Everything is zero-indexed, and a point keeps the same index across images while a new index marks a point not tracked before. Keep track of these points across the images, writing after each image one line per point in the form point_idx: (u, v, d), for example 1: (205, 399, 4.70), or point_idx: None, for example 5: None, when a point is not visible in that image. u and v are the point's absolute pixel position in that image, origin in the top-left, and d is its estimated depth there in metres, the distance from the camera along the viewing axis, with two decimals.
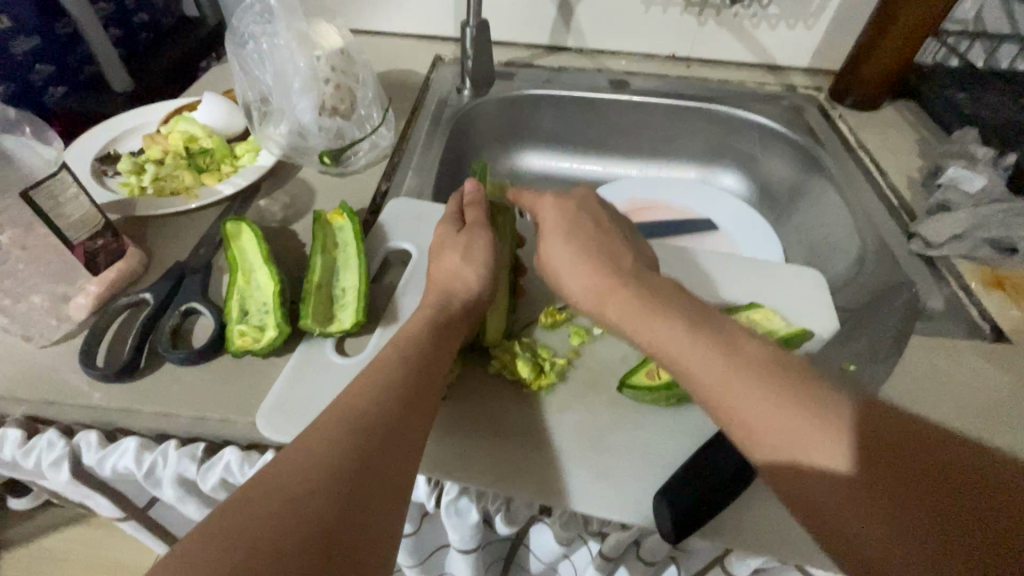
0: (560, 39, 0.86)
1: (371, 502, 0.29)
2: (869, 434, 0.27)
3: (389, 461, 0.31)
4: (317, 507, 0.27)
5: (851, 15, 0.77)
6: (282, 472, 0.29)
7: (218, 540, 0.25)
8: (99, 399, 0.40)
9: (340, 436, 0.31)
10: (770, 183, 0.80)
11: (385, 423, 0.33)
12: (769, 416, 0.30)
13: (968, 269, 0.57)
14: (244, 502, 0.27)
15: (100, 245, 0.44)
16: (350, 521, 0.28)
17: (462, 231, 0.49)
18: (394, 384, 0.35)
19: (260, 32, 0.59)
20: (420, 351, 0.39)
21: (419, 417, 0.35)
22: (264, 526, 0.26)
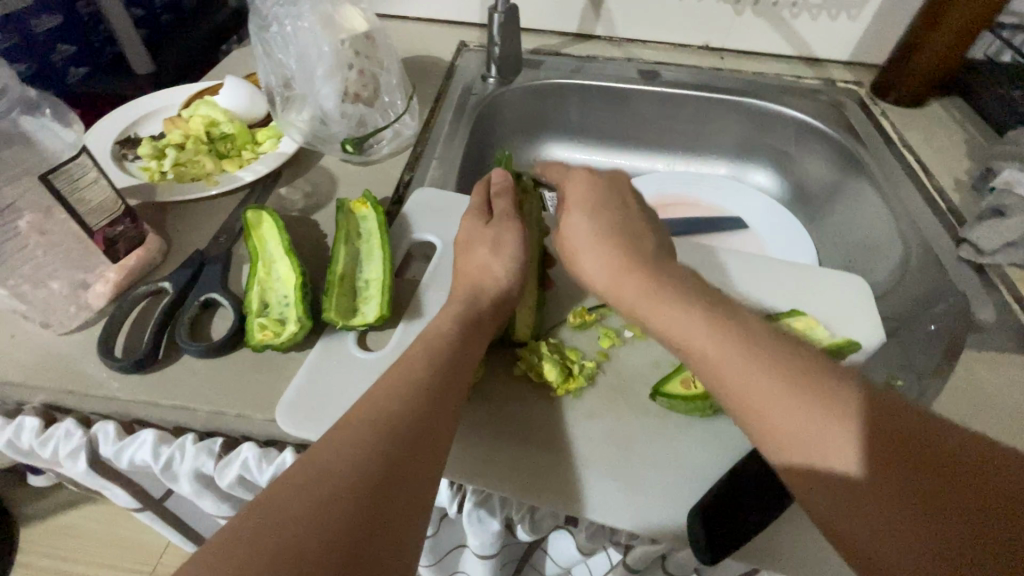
0: (589, 26, 0.83)
1: (388, 507, 0.27)
2: (890, 441, 0.27)
3: (413, 461, 0.30)
4: (345, 509, 0.26)
5: (899, 6, 0.73)
6: (304, 473, 0.27)
7: (241, 544, 0.24)
8: (118, 390, 0.39)
9: (364, 435, 0.30)
10: (805, 181, 0.76)
11: (409, 422, 0.31)
12: (787, 425, 0.30)
13: (1021, 278, 0.54)
14: (267, 502, 0.26)
15: (119, 231, 0.43)
16: (366, 525, 0.26)
17: (489, 225, 0.47)
18: (421, 381, 0.34)
19: (284, 14, 0.56)
20: (447, 347, 0.37)
21: (445, 415, 0.33)
22: (289, 530, 0.24)
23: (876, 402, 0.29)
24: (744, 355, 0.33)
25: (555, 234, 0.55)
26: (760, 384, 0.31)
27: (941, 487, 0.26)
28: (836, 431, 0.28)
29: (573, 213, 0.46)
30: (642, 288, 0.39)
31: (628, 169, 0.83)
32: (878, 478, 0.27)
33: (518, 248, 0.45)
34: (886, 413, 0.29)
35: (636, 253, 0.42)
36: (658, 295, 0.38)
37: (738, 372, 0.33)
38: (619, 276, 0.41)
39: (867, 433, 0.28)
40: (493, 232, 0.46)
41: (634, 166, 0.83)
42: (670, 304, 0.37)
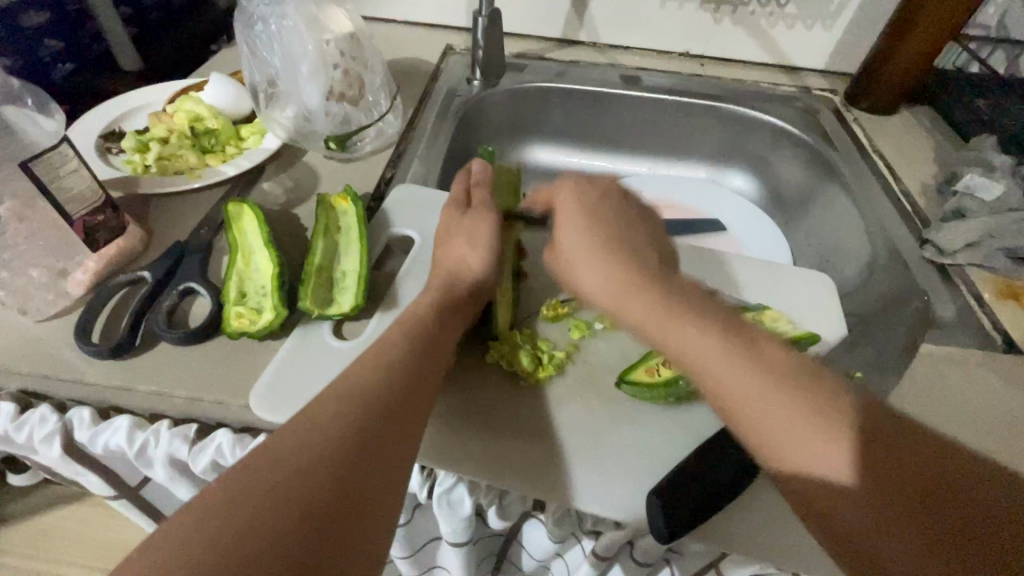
0: (573, 32, 0.85)
1: (371, 478, 0.29)
2: (888, 466, 0.28)
3: (391, 440, 0.31)
4: (325, 485, 0.27)
5: (871, 16, 0.75)
6: (284, 445, 0.29)
7: (220, 514, 0.25)
8: (94, 376, 0.40)
9: (343, 412, 0.31)
10: (781, 185, 0.78)
11: (388, 401, 0.32)
12: (790, 444, 0.30)
13: (982, 278, 0.55)
14: (248, 474, 0.27)
15: (100, 221, 0.44)
16: (351, 496, 0.28)
17: (464, 215, 0.48)
18: (402, 362, 0.35)
19: (269, 13, 0.59)
20: (424, 331, 0.38)
21: (423, 394, 0.35)
22: (270, 502, 0.26)
23: (873, 421, 0.29)
24: (757, 381, 0.32)
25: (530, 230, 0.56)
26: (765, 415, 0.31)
27: (933, 510, 0.27)
28: (837, 454, 0.29)
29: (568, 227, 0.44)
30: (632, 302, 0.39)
31: (608, 172, 0.85)
32: (874, 494, 0.28)
33: (494, 236, 0.46)
34: (888, 434, 0.29)
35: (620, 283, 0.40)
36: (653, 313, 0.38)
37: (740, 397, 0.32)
38: (617, 291, 0.40)
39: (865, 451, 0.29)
40: (470, 225, 0.47)
41: (615, 169, 0.85)
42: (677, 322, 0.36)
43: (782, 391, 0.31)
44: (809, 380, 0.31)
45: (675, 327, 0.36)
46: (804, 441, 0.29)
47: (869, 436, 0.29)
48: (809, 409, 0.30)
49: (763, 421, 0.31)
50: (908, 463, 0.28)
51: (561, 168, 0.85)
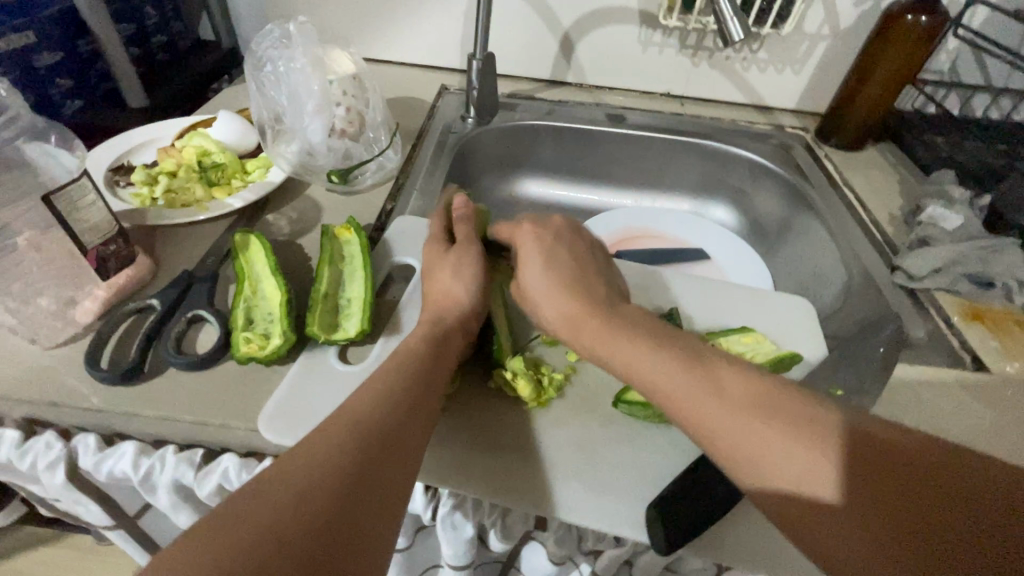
0: (561, 73, 0.90)
1: (371, 504, 0.30)
2: (863, 481, 0.28)
3: (389, 465, 0.32)
4: (325, 507, 0.28)
5: (836, 61, 0.82)
6: (285, 470, 0.29)
7: (224, 533, 0.26)
8: (101, 402, 0.40)
9: (343, 438, 0.32)
10: (760, 216, 0.83)
11: (387, 429, 0.34)
12: (755, 458, 0.31)
13: (949, 302, 0.59)
14: (249, 497, 0.28)
15: (112, 250, 0.45)
16: (351, 521, 0.29)
17: (448, 250, 0.50)
18: (397, 392, 0.36)
19: (277, 56, 0.62)
20: (422, 361, 0.40)
21: (421, 421, 0.36)
22: (272, 523, 0.26)
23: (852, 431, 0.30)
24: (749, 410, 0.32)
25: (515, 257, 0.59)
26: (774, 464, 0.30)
27: (925, 520, 0.26)
28: (818, 469, 0.29)
29: (541, 287, 0.45)
30: (627, 362, 0.38)
31: (597, 205, 0.89)
32: (851, 507, 0.28)
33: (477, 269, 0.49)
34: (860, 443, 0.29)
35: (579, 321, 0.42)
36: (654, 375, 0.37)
37: (728, 431, 0.32)
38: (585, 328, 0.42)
39: (843, 465, 0.29)
40: (455, 258, 0.49)
41: (603, 202, 0.89)
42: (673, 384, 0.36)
43: (763, 403, 0.32)
44: (767, 393, 0.33)
45: (642, 356, 0.38)
46: (775, 464, 0.30)
47: (853, 458, 0.29)
48: (786, 426, 0.31)
49: (720, 428, 0.33)
50: (882, 474, 0.28)
51: (552, 201, 0.89)
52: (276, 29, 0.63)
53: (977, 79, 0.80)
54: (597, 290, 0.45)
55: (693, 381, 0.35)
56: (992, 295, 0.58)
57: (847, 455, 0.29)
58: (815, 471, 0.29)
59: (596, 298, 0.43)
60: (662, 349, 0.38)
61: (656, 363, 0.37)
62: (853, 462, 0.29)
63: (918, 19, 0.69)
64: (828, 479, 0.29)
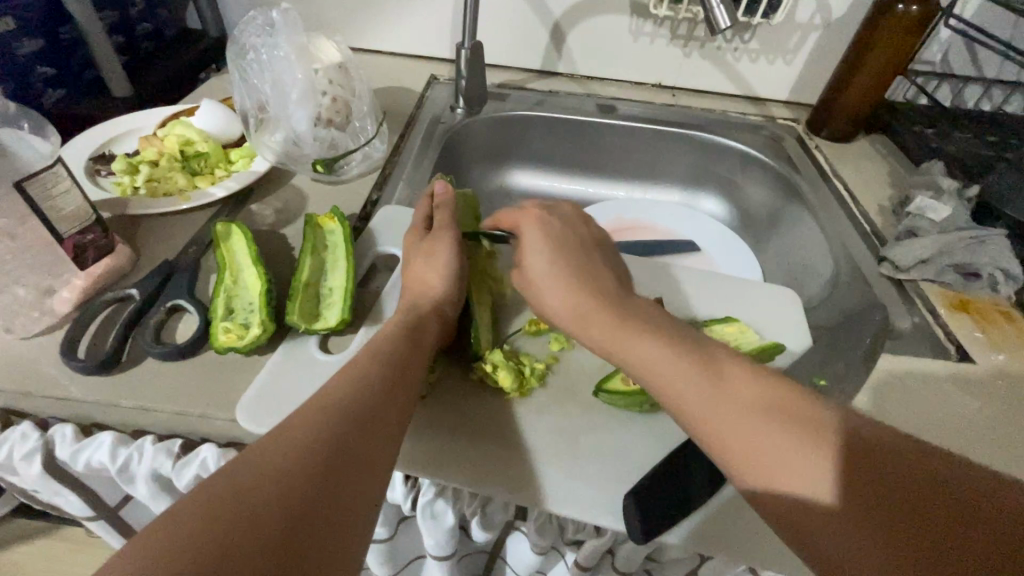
0: (552, 64, 0.89)
1: (344, 487, 0.30)
2: (878, 492, 0.28)
3: (365, 452, 0.32)
4: (302, 495, 0.28)
5: (827, 51, 0.81)
6: (257, 458, 0.29)
7: (194, 521, 0.25)
8: (77, 392, 0.40)
9: (315, 427, 0.31)
10: (750, 208, 0.83)
11: (364, 416, 0.33)
12: (756, 458, 0.31)
13: (935, 292, 0.59)
14: (220, 486, 0.27)
15: (89, 240, 0.44)
16: (325, 506, 0.28)
17: (427, 237, 0.50)
18: (371, 377, 0.36)
19: (260, 44, 0.61)
20: (398, 350, 0.39)
21: (398, 409, 0.36)
22: (246, 511, 0.26)
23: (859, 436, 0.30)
24: (750, 412, 0.32)
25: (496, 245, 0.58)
26: (770, 460, 0.30)
27: (925, 518, 0.26)
28: (816, 472, 0.29)
29: (546, 289, 0.43)
30: (628, 354, 0.38)
31: (588, 197, 0.89)
32: (858, 516, 0.28)
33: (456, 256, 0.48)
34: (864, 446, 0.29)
35: (583, 313, 0.41)
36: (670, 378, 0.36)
37: (735, 430, 0.32)
38: (591, 320, 0.41)
39: (847, 470, 0.29)
40: (429, 246, 0.49)
41: (593, 193, 0.89)
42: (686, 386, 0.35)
43: (768, 407, 0.32)
44: (774, 396, 0.33)
45: (652, 358, 0.37)
46: (773, 464, 0.30)
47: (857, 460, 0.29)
48: (788, 426, 0.31)
49: (722, 429, 0.33)
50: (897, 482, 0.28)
51: (543, 193, 0.89)
52: (259, 17, 0.62)
53: (969, 70, 0.80)
54: (602, 280, 0.43)
55: (706, 384, 0.34)
56: (979, 286, 0.58)
57: (846, 457, 0.29)
58: (811, 471, 0.29)
59: (609, 299, 0.41)
60: (671, 350, 0.37)
61: (662, 362, 0.37)
62: (861, 470, 0.29)
63: (909, 8, 0.68)
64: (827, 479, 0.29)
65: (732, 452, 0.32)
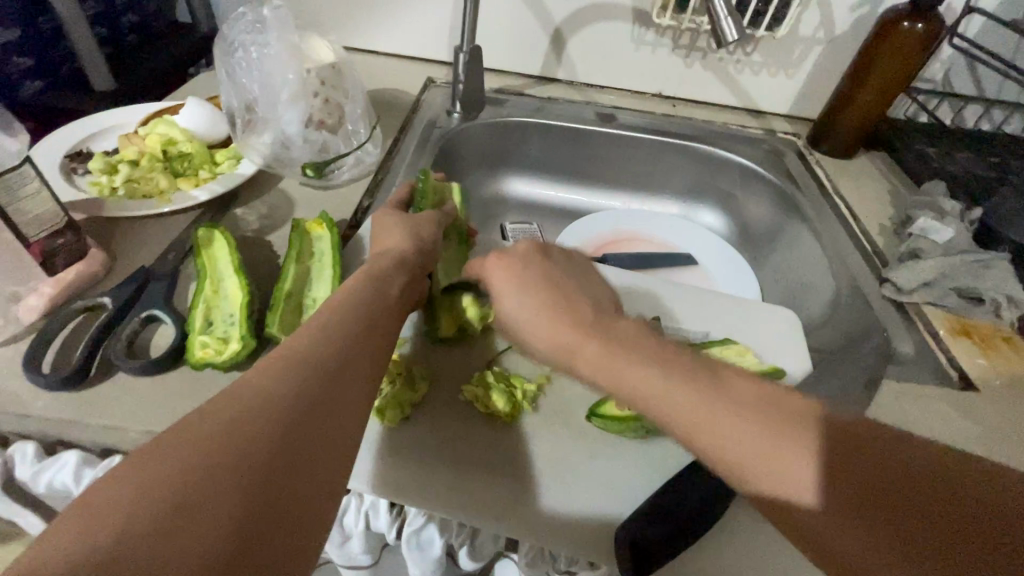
0: (551, 70, 0.88)
1: (320, 437, 0.28)
2: (848, 488, 0.26)
3: (327, 427, 0.29)
4: (235, 493, 0.24)
5: (830, 65, 0.80)
6: (205, 422, 0.26)
7: (134, 481, 0.23)
8: (40, 408, 0.37)
9: (290, 374, 0.29)
10: (749, 222, 0.81)
11: (309, 397, 0.29)
12: (732, 453, 0.29)
13: (937, 316, 0.58)
14: (139, 471, 0.23)
15: (60, 244, 0.42)
16: (299, 457, 0.27)
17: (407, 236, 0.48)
18: (348, 331, 0.34)
19: (250, 41, 0.59)
20: (350, 328, 0.34)
21: (353, 387, 0.31)
22: (161, 510, 0.22)
23: (840, 432, 0.28)
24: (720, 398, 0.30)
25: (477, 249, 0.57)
26: (758, 450, 0.28)
27: (920, 518, 0.25)
28: (800, 472, 0.27)
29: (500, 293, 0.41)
30: (606, 360, 0.34)
31: (585, 206, 0.87)
32: (841, 506, 0.26)
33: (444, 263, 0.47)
34: (841, 440, 0.28)
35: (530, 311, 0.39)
36: (664, 391, 0.32)
37: (699, 422, 0.30)
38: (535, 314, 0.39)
39: (831, 460, 0.27)
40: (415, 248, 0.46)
41: (590, 203, 0.87)
42: (677, 406, 0.31)
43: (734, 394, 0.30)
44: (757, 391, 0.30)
45: (616, 355, 0.34)
46: (744, 451, 0.28)
47: (838, 448, 0.27)
48: (763, 421, 0.29)
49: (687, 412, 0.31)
50: (875, 471, 0.26)
51: (539, 201, 0.87)
52: (250, 14, 0.60)
53: (970, 89, 0.79)
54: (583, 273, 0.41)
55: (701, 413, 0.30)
56: (981, 310, 0.57)
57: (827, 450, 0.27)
58: (804, 473, 0.27)
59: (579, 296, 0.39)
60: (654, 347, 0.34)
61: (626, 360, 0.34)
62: (847, 468, 0.27)
63: (914, 26, 0.67)
64: (814, 475, 0.27)
65: (717, 450, 0.29)
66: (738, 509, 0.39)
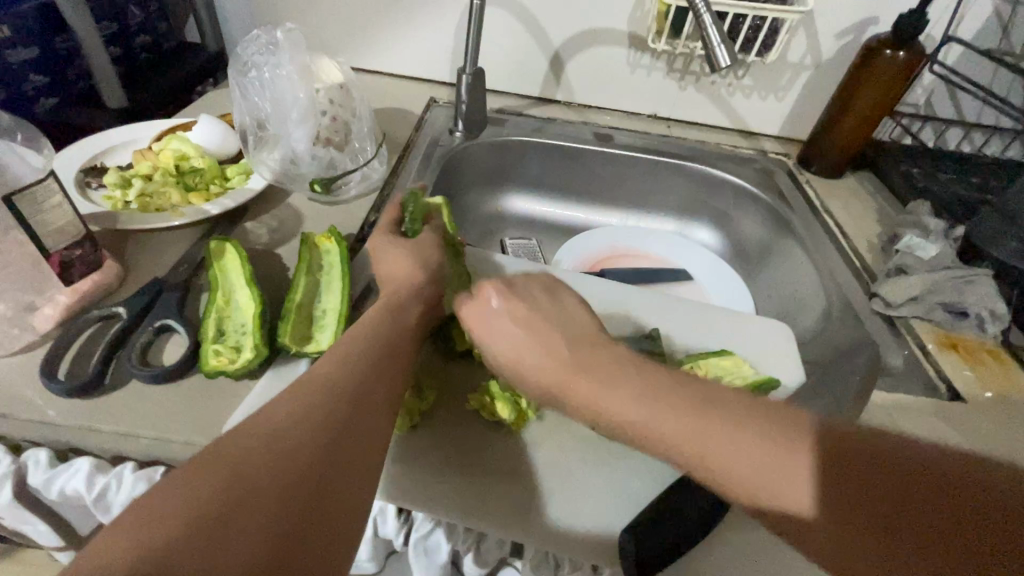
0: (550, 91, 0.91)
1: (342, 459, 0.31)
2: (851, 497, 0.28)
3: (348, 451, 0.31)
4: (262, 514, 0.26)
5: (818, 89, 0.84)
6: (240, 443, 0.29)
7: (179, 496, 0.25)
8: (54, 415, 0.38)
9: (316, 400, 0.32)
10: (742, 239, 0.84)
11: (330, 424, 0.31)
12: (740, 471, 0.30)
13: (925, 330, 0.60)
14: (183, 486, 0.26)
15: (77, 255, 0.43)
16: (322, 477, 0.29)
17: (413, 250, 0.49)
18: (368, 358, 0.37)
19: (263, 62, 0.62)
20: (368, 354, 0.37)
21: (371, 415, 0.34)
22: (196, 526, 0.25)
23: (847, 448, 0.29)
24: (716, 418, 0.31)
25: (480, 262, 0.58)
26: (754, 467, 0.29)
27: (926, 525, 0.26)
28: (797, 490, 0.29)
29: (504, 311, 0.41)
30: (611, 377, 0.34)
31: (582, 223, 0.90)
32: (840, 515, 0.28)
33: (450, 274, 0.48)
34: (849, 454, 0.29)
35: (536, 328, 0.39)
36: (668, 410, 0.32)
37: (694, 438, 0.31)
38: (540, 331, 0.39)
39: (827, 472, 0.29)
40: (418, 257, 0.48)
41: (588, 220, 0.90)
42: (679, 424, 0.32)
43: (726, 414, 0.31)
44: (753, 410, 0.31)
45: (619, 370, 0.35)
46: (746, 470, 0.30)
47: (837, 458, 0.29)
48: (763, 440, 0.30)
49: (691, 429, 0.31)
50: (883, 479, 0.28)
51: (538, 218, 0.89)
52: (262, 35, 0.63)
53: (951, 113, 0.82)
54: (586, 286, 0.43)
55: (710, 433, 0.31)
56: (966, 324, 0.59)
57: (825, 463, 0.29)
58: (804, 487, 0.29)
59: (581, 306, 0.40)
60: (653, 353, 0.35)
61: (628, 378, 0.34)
62: (845, 477, 0.28)
63: (896, 54, 0.71)
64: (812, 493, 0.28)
65: (716, 460, 0.30)
66: (735, 515, 0.40)
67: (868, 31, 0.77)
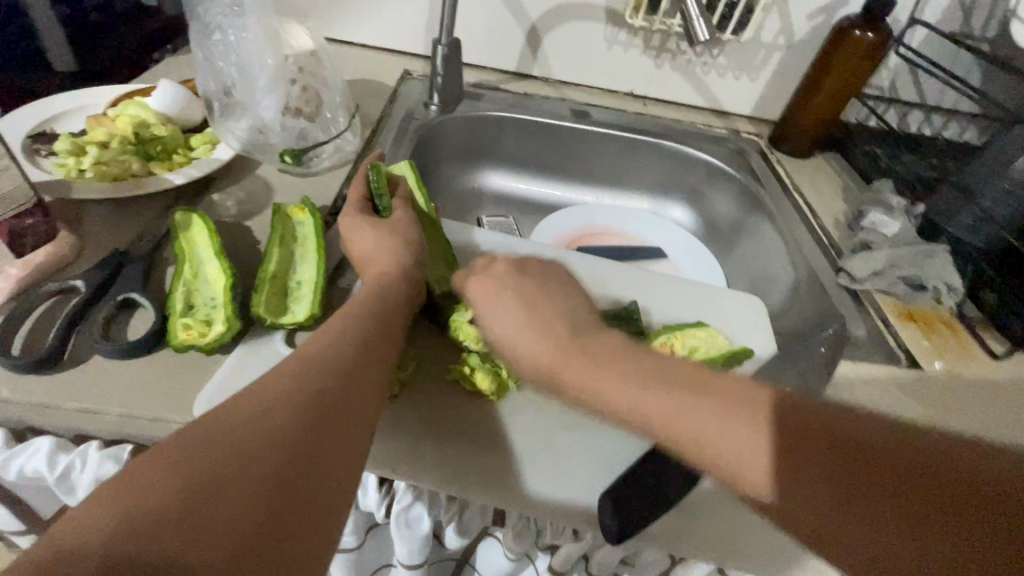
0: (527, 66, 0.89)
1: (333, 436, 0.30)
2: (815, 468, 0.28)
3: (340, 429, 0.31)
4: (249, 489, 0.26)
5: (790, 69, 0.85)
6: (229, 420, 0.28)
7: (165, 473, 0.25)
8: (7, 392, 0.36)
9: (304, 377, 0.31)
10: (715, 217, 0.85)
11: (317, 407, 0.30)
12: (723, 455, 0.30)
13: (887, 303, 0.62)
14: (168, 461, 0.25)
15: (28, 224, 0.41)
16: (314, 454, 0.29)
17: (388, 224, 0.48)
18: (359, 336, 0.36)
19: (227, 23, 0.59)
20: (357, 332, 0.36)
21: (363, 392, 0.33)
22: (182, 501, 0.24)
23: (805, 425, 0.29)
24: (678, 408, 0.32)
25: (458, 237, 0.58)
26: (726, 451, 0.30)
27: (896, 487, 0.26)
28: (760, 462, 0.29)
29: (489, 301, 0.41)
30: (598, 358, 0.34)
31: (558, 201, 0.90)
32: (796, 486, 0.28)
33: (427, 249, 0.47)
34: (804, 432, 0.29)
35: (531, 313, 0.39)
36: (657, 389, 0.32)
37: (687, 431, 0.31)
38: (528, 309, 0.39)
39: (788, 448, 0.29)
40: (394, 230, 0.47)
41: (564, 198, 0.90)
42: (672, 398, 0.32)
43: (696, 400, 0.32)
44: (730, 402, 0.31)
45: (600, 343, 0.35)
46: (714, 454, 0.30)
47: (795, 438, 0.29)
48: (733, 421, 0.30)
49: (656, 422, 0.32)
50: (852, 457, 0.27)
51: (514, 195, 0.88)
52: None
53: (913, 96, 0.85)
54: None
55: (695, 413, 0.31)
56: (924, 297, 0.62)
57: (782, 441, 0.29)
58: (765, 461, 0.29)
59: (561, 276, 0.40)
60: None
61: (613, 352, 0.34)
62: (802, 447, 0.28)
63: (865, 35, 0.72)
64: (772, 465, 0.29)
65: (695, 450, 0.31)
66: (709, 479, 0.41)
67: (838, 12, 0.78)
